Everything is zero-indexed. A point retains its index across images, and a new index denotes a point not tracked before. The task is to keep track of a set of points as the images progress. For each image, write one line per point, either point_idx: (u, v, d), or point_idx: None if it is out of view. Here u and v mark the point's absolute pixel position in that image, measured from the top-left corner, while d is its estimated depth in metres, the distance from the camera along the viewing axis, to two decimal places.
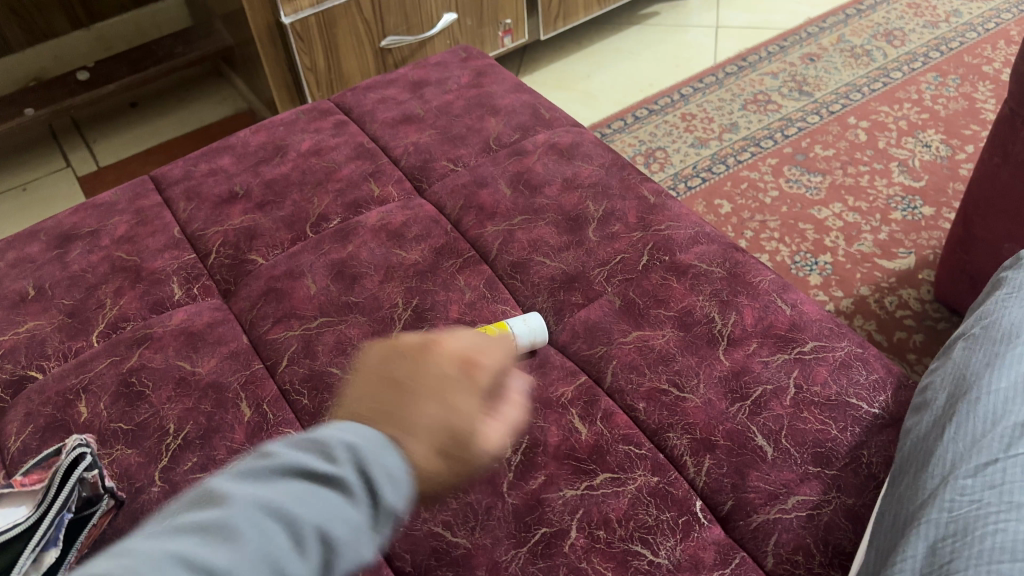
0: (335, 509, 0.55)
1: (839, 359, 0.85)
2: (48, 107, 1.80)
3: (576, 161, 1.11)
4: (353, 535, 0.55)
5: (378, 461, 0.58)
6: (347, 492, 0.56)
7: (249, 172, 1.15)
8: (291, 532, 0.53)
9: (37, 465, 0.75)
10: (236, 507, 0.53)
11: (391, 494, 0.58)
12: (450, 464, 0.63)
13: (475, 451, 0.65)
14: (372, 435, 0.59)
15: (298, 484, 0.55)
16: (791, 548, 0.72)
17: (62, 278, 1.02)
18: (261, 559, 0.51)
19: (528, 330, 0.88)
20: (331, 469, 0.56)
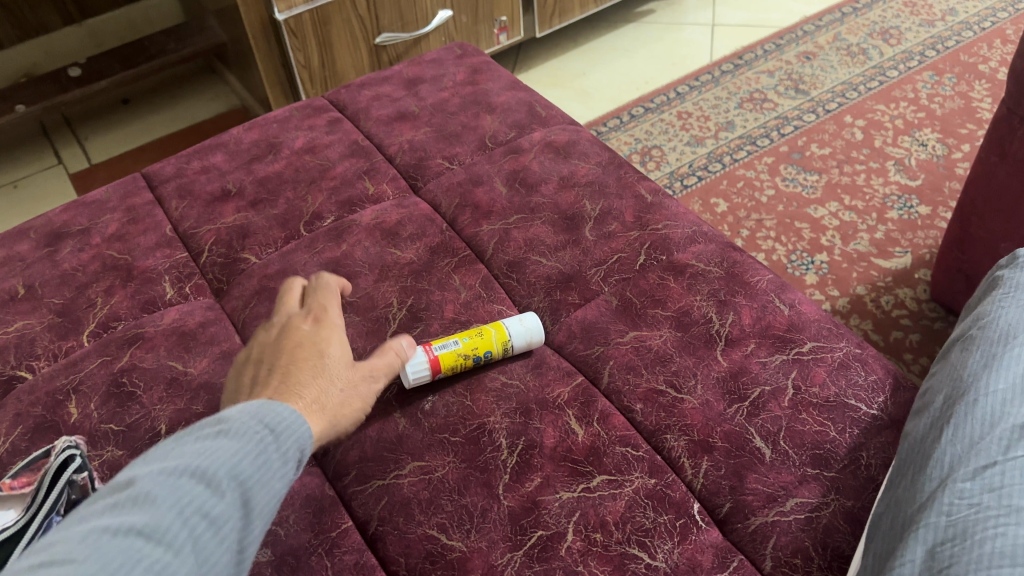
0: (239, 456, 0.60)
1: (838, 360, 0.85)
2: (39, 103, 1.78)
3: (573, 160, 1.10)
4: (262, 475, 0.60)
5: (264, 416, 0.64)
6: (244, 439, 0.61)
7: (242, 169, 1.14)
8: (204, 481, 0.57)
9: (26, 468, 0.74)
10: (146, 478, 0.56)
11: (285, 439, 0.64)
12: (339, 401, 0.75)
13: (354, 390, 0.78)
14: (259, 402, 0.66)
15: (197, 447, 0.59)
16: (789, 551, 0.71)
17: (52, 276, 1.01)
18: (184, 505, 0.55)
19: (524, 330, 0.88)
20: (223, 429, 0.61)
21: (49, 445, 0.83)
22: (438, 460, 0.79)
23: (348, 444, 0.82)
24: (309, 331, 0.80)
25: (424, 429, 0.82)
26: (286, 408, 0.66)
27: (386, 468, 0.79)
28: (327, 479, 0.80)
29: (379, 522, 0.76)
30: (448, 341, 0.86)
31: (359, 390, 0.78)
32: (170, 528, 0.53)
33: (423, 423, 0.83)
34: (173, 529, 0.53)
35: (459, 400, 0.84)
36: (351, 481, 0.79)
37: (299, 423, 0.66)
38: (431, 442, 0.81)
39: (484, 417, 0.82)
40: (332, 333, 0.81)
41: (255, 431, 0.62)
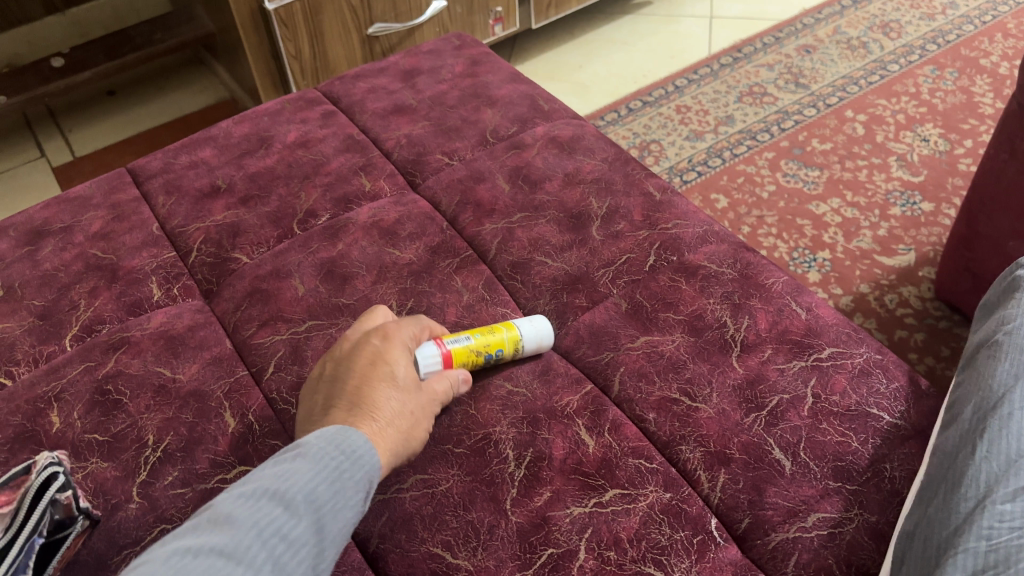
0: (314, 480, 0.61)
1: (858, 366, 0.81)
2: (20, 95, 1.72)
3: (577, 156, 1.06)
4: (336, 499, 0.61)
5: (339, 440, 0.65)
6: (319, 462, 0.63)
7: (232, 164, 1.09)
8: (280, 505, 0.59)
9: (5, 486, 0.68)
10: (228, 504, 0.58)
11: (360, 461, 0.65)
12: (410, 423, 0.73)
13: (421, 411, 0.74)
14: (340, 426, 0.67)
15: (276, 473, 0.61)
16: (813, 569, 0.68)
17: (33, 277, 0.96)
18: (260, 527, 0.57)
19: (537, 336, 0.84)
20: (299, 454, 0.63)
21: (29, 457, 0.79)
22: (442, 474, 0.75)
23: None
24: (383, 343, 0.76)
25: (427, 440, 0.78)
26: (363, 436, 0.67)
27: (387, 481, 0.75)
28: None
29: (379, 539, 0.72)
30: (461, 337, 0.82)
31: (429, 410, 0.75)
32: (246, 551, 0.55)
33: (425, 434, 0.79)
34: (248, 552, 0.55)
35: (464, 409, 0.80)
36: None
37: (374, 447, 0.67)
38: (435, 454, 0.77)
39: (490, 428, 0.79)
40: (403, 348, 0.77)
41: (330, 456, 0.63)
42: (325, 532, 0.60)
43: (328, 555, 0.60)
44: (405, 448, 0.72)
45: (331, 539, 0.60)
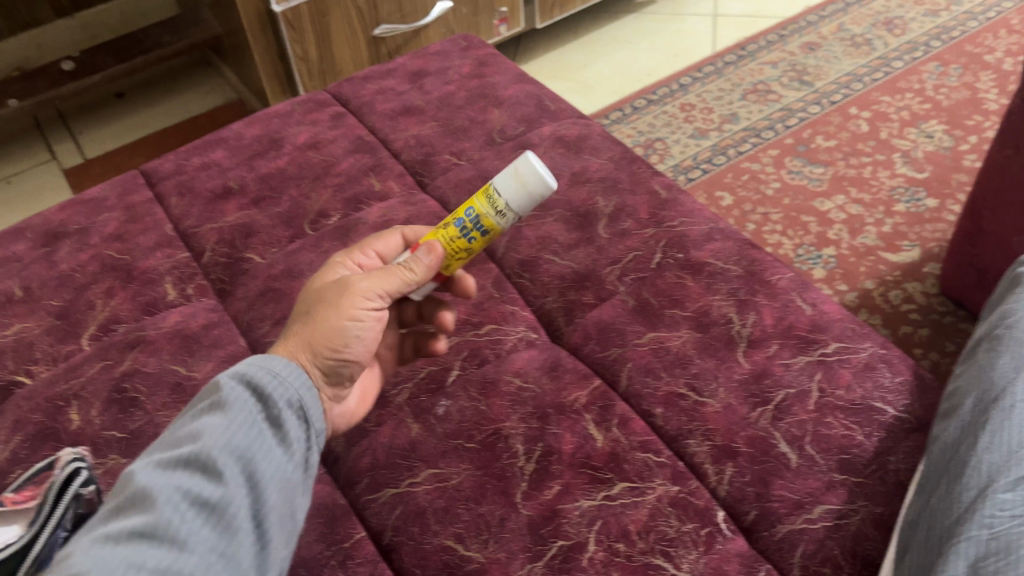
0: (231, 430, 0.61)
1: (863, 361, 0.82)
2: (32, 98, 1.74)
3: (584, 155, 1.08)
4: (260, 442, 0.62)
5: (250, 379, 0.64)
6: (233, 410, 0.62)
7: (244, 166, 1.11)
8: (198, 465, 0.58)
9: (30, 482, 0.72)
10: (142, 475, 0.58)
11: (278, 392, 0.64)
12: (311, 320, 0.70)
13: (330, 302, 0.71)
14: (249, 359, 0.67)
15: (189, 432, 0.61)
16: (818, 559, 0.69)
17: (50, 278, 0.98)
18: (180, 493, 0.56)
19: (513, 172, 0.72)
20: (214, 405, 0.62)
21: (49, 454, 0.80)
22: (452, 469, 0.77)
23: (359, 450, 0.80)
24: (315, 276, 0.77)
25: (438, 435, 0.80)
26: (282, 361, 0.67)
27: (399, 475, 0.77)
28: (338, 486, 0.78)
29: (393, 532, 0.73)
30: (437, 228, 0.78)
31: (342, 296, 0.70)
32: (170, 522, 0.55)
33: (436, 429, 0.80)
34: (173, 522, 0.55)
35: (474, 405, 0.82)
36: (365, 488, 0.77)
37: (298, 370, 0.67)
38: (446, 449, 0.79)
39: (500, 423, 0.80)
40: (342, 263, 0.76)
41: (243, 399, 0.63)
42: (256, 478, 0.60)
43: (266, 498, 0.60)
44: (308, 345, 0.69)
45: (264, 480, 0.61)
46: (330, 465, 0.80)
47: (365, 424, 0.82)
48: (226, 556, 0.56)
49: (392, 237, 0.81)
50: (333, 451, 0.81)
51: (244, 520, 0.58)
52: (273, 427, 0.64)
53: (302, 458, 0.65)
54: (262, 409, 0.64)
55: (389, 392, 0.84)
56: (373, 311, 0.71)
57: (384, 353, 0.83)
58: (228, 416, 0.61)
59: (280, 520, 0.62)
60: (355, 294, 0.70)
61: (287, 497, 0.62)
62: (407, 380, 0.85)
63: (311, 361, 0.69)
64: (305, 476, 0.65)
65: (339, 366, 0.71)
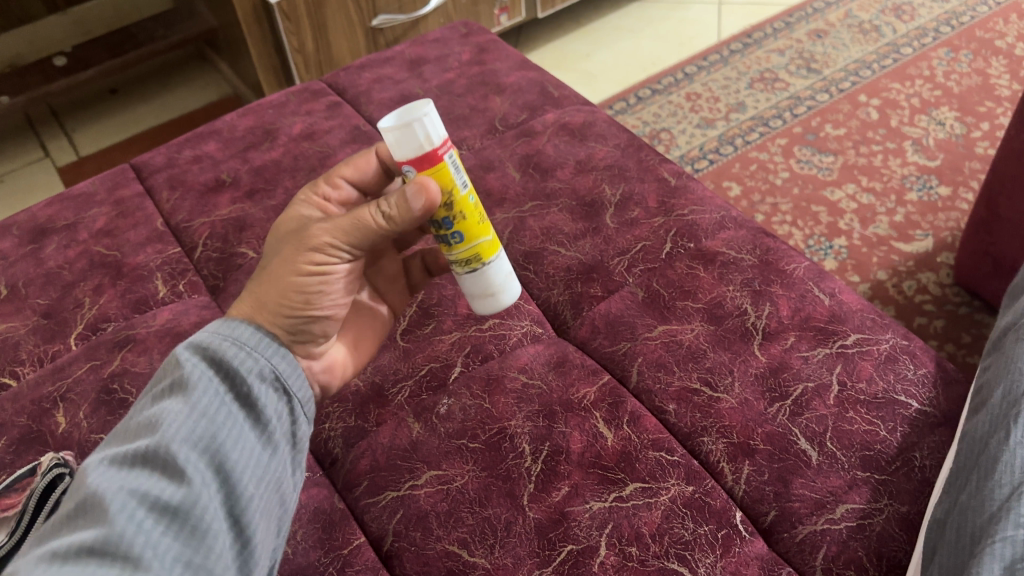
0: (191, 418, 0.58)
1: (885, 353, 0.79)
2: (23, 95, 1.71)
3: (589, 143, 1.04)
4: (227, 430, 0.59)
5: (211, 354, 0.62)
6: (195, 398, 0.59)
7: (237, 158, 1.07)
8: (158, 461, 0.55)
9: (11, 488, 0.68)
10: (97, 476, 0.54)
11: (247, 364, 0.63)
12: (268, 278, 0.68)
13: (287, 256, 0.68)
14: (208, 327, 0.65)
15: (148, 422, 0.57)
16: (842, 562, 0.65)
17: (37, 275, 0.95)
18: (140, 493, 0.52)
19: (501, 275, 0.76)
20: (176, 392, 0.59)
21: (35, 458, 0.77)
22: (454, 470, 0.73)
23: (358, 452, 0.77)
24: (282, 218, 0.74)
25: (440, 435, 0.76)
26: (247, 329, 0.65)
27: (399, 477, 0.74)
28: (336, 489, 0.75)
29: (394, 538, 0.70)
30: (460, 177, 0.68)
31: (299, 249, 0.67)
32: (125, 530, 0.50)
33: (438, 428, 0.77)
34: (130, 530, 0.50)
35: (477, 403, 0.78)
36: (364, 492, 0.74)
37: (265, 337, 0.65)
38: (448, 450, 0.75)
39: (505, 421, 0.76)
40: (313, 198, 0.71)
41: (204, 380, 0.60)
42: (226, 469, 0.57)
43: (238, 491, 0.57)
44: (265, 302, 0.67)
45: (235, 470, 0.58)
46: (328, 467, 0.77)
47: (364, 424, 0.79)
48: (198, 562, 0.52)
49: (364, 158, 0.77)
50: (331, 452, 0.77)
51: (215, 517, 0.55)
52: (242, 407, 0.62)
53: (277, 440, 0.62)
54: (229, 389, 0.62)
55: (388, 390, 0.81)
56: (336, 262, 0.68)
57: (388, 286, 0.85)
58: (188, 400, 0.58)
59: (259, 511, 0.58)
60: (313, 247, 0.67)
61: (264, 486, 0.60)
62: (408, 378, 0.82)
63: (269, 322, 0.67)
64: (283, 459, 0.63)
65: (305, 323, 0.68)
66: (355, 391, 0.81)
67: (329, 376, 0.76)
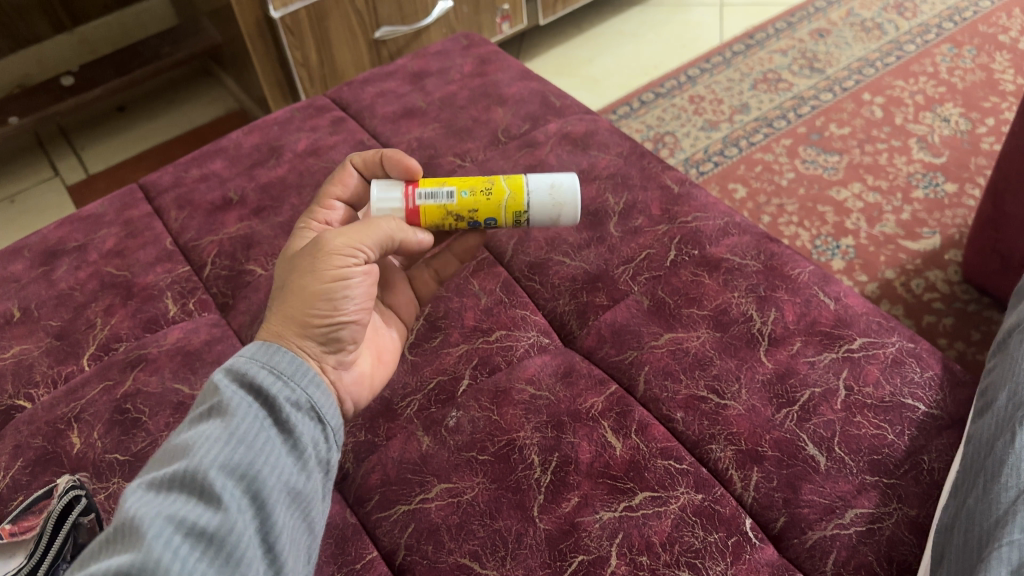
0: (230, 444, 0.59)
1: (891, 356, 0.79)
2: (33, 115, 1.72)
3: (592, 152, 1.04)
4: (264, 457, 0.59)
5: (252, 378, 0.64)
6: (232, 424, 0.60)
7: (243, 176, 1.08)
8: (194, 486, 0.56)
9: (29, 511, 0.70)
10: (135, 501, 0.54)
11: (286, 393, 0.64)
12: (290, 295, 0.70)
13: (305, 268, 0.70)
14: (244, 351, 0.67)
15: (185, 447, 0.58)
16: (852, 567, 0.65)
17: (49, 297, 0.96)
18: (175, 520, 0.53)
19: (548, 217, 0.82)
20: (214, 419, 0.60)
21: (51, 480, 0.78)
22: (463, 484, 0.74)
23: (368, 466, 0.77)
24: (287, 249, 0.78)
25: (450, 447, 0.77)
26: (285, 356, 0.66)
27: (410, 491, 0.74)
28: (348, 504, 0.76)
29: (406, 551, 0.70)
30: (443, 191, 0.81)
31: (316, 262, 0.70)
32: (162, 556, 0.50)
33: (448, 441, 0.77)
34: (166, 556, 0.51)
35: (488, 415, 0.79)
36: (373, 506, 0.74)
37: (303, 366, 0.67)
38: (458, 463, 0.76)
39: (513, 433, 0.77)
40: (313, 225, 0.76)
41: (243, 407, 0.61)
42: (262, 497, 0.58)
43: (274, 519, 0.57)
44: (289, 318, 0.69)
45: (270, 498, 0.58)
46: (339, 482, 0.78)
47: (374, 439, 0.79)
48: None
49: (349, 171, 0.85)
50: (342, 467, 0.78)
51: (249, 544, 0.55)
52: (280, 432, 0.63)
53: (312, 466, 0.63)
54: (270, 414, 0.63)
55: (397, 404, 0.81)
56: (354, 267, 0.71)
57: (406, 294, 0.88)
58: (227, 427, 0.59)
59: (290, 540, 0.59)
60: (328, 254, 0.70)
61: (294, 516, 0.60)
62: (416, 392, 0.82)
63: (299, 336, 0.69)
64: (317, 487, 0.63)
65: (335, 332, 0.70)
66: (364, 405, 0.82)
67: (359, 390, 0.76)
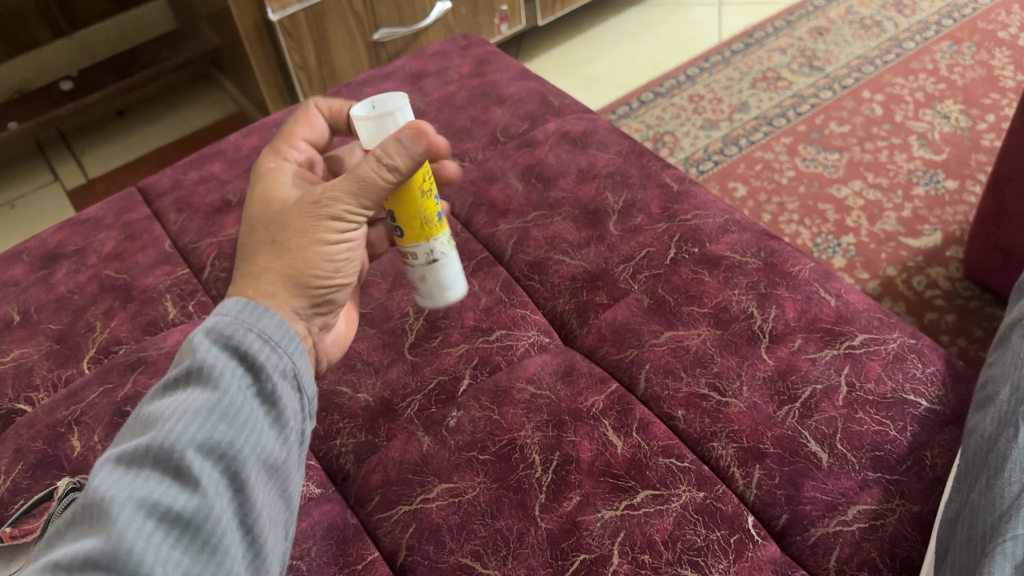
0: (209, 419, 0.57)
1: (892, 352, 0.79)
2: (32, 120, 1.72)
3: (591, 150, 1.04)
4: (245, 434, 0.58)
5: (235, 345, 0.62)
6: (214, 398, 0.58)
7: (242, 178, 1.08)
8: (170, 466, 0.55)
9: (29, 514, 0.70)
10: (110, 479, 0.53)
11: (273, 360, 0.63)
12: (282, 248, 0.69)
13: (297, 225, 0.70)
14: (227, 308, 0.65)
15: (162, 417, 0.57)
16: (855, 563, 0.65)
17: (48, 301, 0.96)
18: (149, 504, 0.52)
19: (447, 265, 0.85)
20: (194, 391, 0.59)
21: (51, 483, 0.78)
22: (463, 485, 0.73)
23: (368, 467, 0.77)
24: (255, 190, 0.76)
25: (451, 446, 0.77)
26: (271, 318, 0.65)
27: (411, 491, 0.74)
28: (348, 505, 0.75)
29: (407, 551, 0.70)
30: None
31: (314, 219, 0.69)
32: (137, 543, 0.50)
33: (449, 441, 0.77)
34: (141, 544, 0.50)
35: (489, 415, 0.78)
36: (373, 506, 0.74)
37: (289, 332, 0.65)
38: (460, 462, 0.75)
39: (514, 432, 0.77)
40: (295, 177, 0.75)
41: (226, 377, 0.60)
42: (241, 478, 0.57)
43: (253, 501, 0.57)
44: (283, 277, 0.69)
45: (250, 477, 0.57)
46: (340, 483, 0.78)
47: (375, 439, 0.79)
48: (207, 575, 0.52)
49: (314, 113, 0.85)
50: (343, 468, 0.78)
51: (226, 528, 0.54)
52: (263, 404, 0.62)
53: (292, 439, 0.62)
54: (253, 383, 0.62)
55: (397, 405, 0.81)
56: (351, 227, 0.71)
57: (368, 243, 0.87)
58: (209, 401, 0.58)
59: (268, 519, 0.58)
60: (328, 216, 0.70)
61: (273, 493, 0.59)
62: (416, 392, 0.82)
63: (293, 295, 0.69)
64: (296, 460, 0.63)
65: (326, 291, 0.72)
66: (364, 406, 0.82)
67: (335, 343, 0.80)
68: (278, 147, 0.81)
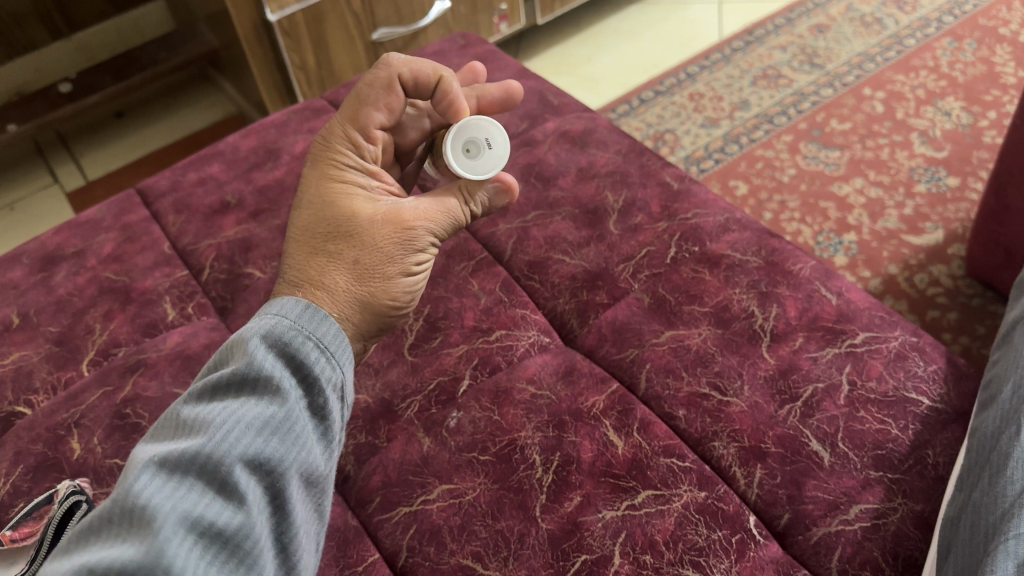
0: (261, 432, 0.57)
1: (893, 351, 0.78)
2: (30, 122, 1.72)
3: (590, 149, 1.04)
4: (295, 450, 0.58)
5: (291, 353, 0.62)
6: (272, 412, 0.58)
7: (241, 179, 1.08)
8: (215, 478, 0.54)
9: (29, 516, 0.70)
10: (155, 482, 0.52)
11: (327, 374, 0.63)
12: (364, 269, 0.71)
13: (380, 250, 0.72)
14: (289, 313, 0.65)
15: (216, 423, 0.56)
16: (857, 563, 0.65)
17: (48, 303, 0.95)
18: (192, 517, 0.51)
19: None
20: (253, 401, 0.58)
21: (51, 486, 0.78)
22: (463, 486, 0.73)
23: (368, 468, 0.77)
24: (325, 190, 0.75)
25: (452, 447, 0.76)
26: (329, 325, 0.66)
27: (412, 492, 0.74)
28: (349, 507, 0.75)
29: (408, 553, 0.70)
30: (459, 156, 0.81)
31: (400, 246, 0.73)
32: (177, 558, 0.49)
33: (450, 441, 0.77)
34: (180, 560, 0.49)
35: (489, 415, 0.78)
36: (374, 508, 0.74)
37: (343, 341, 0.66)
38: (461, 463, 0.75)
39: (515, 433, 0.76)
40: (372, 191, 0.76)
41: (284, 388, 0.60)
42: (283, 497, 0.57)
43: (291, 523, 0.57)
44: (360, 301, 0.71)
45: (291, 498, 0.57)
46: (340, 484, 0.77)
47: (374, 441, 0.79)
48: None
49: (398, 92, 0.78)
50: (343, 470, 0.78)
51: (263, 549, 0.54)
52: (314, 418, 0.62)
53: (333, 456, 0.63)
54: (305, 397, 0.62)
55: (397, 406, 0.81)
56: (424, 259, 0.76)
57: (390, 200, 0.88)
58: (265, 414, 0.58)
59: (302, 539, 0.58)
60: (411, 246, 0.73)
61: (309, 512, 0.59)
62: (416, 393, 0.82)
63: (369, 316, 0.72)
64: (331, 477, 0.63)
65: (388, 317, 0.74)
66: (364, 407, 0.81)
67: None
68: (353, 134, 0.78)
